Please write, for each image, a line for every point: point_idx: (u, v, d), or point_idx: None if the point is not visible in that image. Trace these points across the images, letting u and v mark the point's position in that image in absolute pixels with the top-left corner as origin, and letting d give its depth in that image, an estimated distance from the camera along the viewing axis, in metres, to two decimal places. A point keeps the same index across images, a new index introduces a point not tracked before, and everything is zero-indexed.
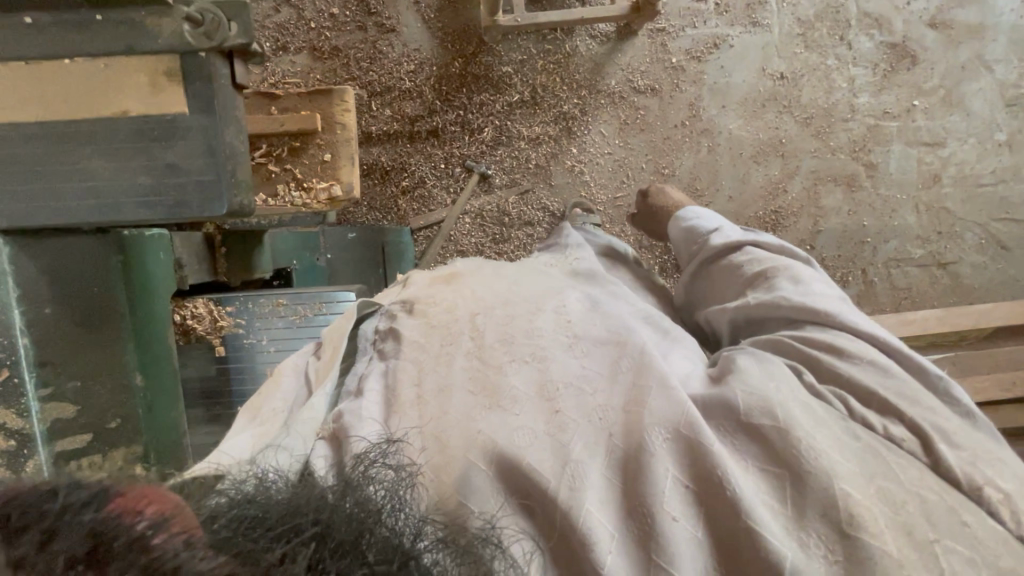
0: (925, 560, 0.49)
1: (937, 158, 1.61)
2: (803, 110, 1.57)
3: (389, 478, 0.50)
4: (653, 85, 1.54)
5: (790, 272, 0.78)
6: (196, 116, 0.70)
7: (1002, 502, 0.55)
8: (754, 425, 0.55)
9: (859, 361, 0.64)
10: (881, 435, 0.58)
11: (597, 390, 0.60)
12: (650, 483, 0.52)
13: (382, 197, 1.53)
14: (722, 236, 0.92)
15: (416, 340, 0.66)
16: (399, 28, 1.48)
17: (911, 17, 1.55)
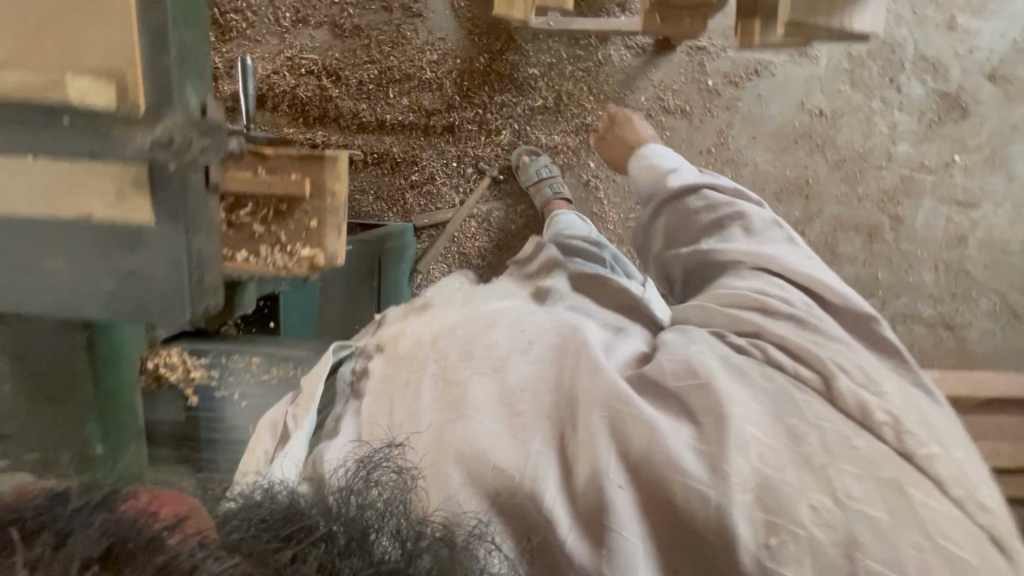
0: (816, 479, 0.58)
1: (968, 218, 1.54)
2: (836, 151, 1.50)
3: (391, 480, 0.57)
4: (684, 106, 1.47)
5: (743, 220, 0.94)
6: (162, 225, 0.58)
7: (888, 424, 0.64)
8: (675, 391, 0.66)
9: (780, 309, 0.77)
10: (789, 373, 0.69)
11: (537, 375, 0.68)
12: (586, 446, 0.61)
13: (389, 188, 1.49)
14: (681, 178, 1.07)
15: (385, 373, 0.75)
16: (425, 14, 1.41)
17: (969, 66, 1.45)
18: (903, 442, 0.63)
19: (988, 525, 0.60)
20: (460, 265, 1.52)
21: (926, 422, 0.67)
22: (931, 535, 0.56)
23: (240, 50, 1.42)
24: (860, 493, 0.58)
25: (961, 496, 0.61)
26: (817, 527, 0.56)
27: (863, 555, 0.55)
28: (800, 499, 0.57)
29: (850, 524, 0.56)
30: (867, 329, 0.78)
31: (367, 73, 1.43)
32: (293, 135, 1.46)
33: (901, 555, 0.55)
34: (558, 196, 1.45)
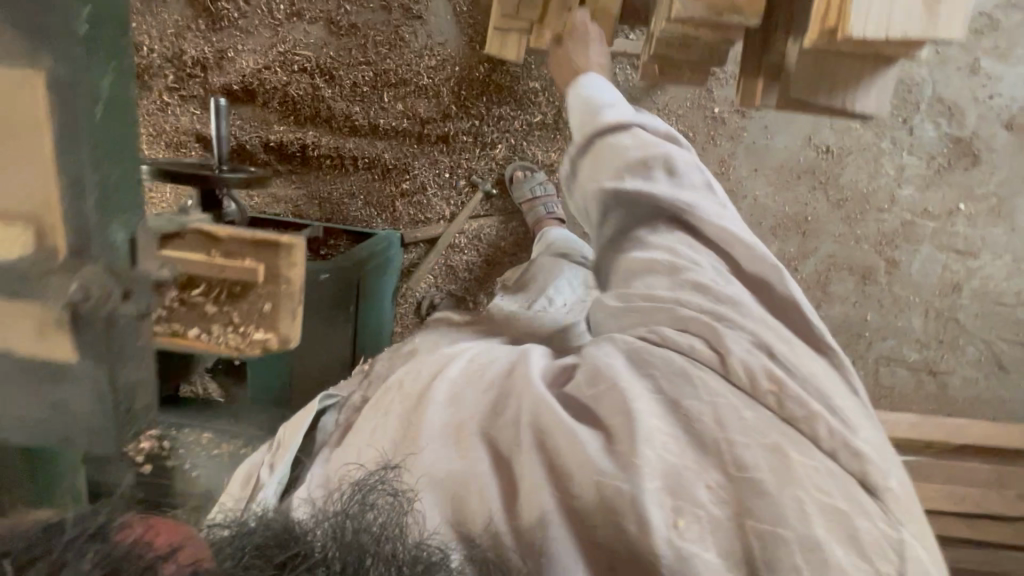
0: (709, 458, 0.60)
1: (965, 267, 1.52)
2: (839, 190, 1.46)
3: (385, 505, 0.57)
4: (687, 133, 1.42)
5: (666, 164, 0.83)
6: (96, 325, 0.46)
7: (773, 390, 0.64)
8: (586, 396, 0.67)
9: (689, 275, 0.75)
10: (682, 353, 0.68)
11: (462, 391, 0.71)
12: (513, 462, 0.64)
13: (379, 194, 1.46)
14: (613, 112, 0.92)
15: (360, 423, 0.74)
16: (425, 16, 1.35)
17: (987, 112, 1.40)
18: (787, 407, 0.63)
19: (863, 470, 0.61)
20: (447, 280, 1.50)
21: (814, 377, 0.67)
22: (813, 496, 0.58)
23: (231, 40, 1.35)
24: (751, 463, 0.59)
25: (837, 446, 0.62)
26: (712, 504, 0.58)
27: (751, 521, 0.57)
28: (699, 483, 0.59)
29: (738, 492, 0.58)
30: (773, 285, 0.76)
31: (362, 75, 1.38)
32: (284, 133, 1.42)
33: (783, 511, 0.57)
34: (551, 216, 1.42)
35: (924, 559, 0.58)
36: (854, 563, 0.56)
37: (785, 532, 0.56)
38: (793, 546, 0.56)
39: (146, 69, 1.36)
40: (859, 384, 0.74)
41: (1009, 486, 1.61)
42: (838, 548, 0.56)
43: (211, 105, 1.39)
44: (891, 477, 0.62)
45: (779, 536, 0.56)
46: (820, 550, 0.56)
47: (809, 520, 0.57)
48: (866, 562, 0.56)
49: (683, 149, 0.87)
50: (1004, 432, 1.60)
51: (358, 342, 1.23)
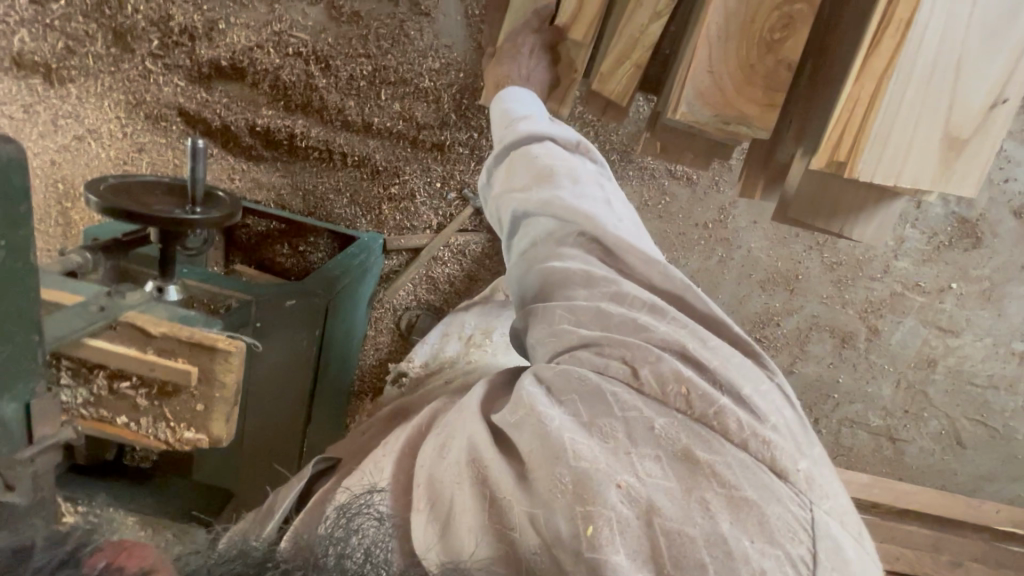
0: (615, 457, 0.48)
1: (944, 344, 1.51)
2: (834, 253, 1.43)
3: (370, 532, 0.47)
4: (690, 175, 1.37)
5: (574, 179, 0.70)
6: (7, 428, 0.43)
7: (682, 387, 0.52)
8: (509, 425, 0.53)
9: (598, 294, 0.61)
10: (594, 370, 0.55)
11: (393, 449, 0.62)
12: (442, 488, 0.52)
13: (366, 194, 1.41)
14: (523, 123, 0.76)
15: (335, 480, 0.65)
16: (433, 14, 1.26)
17: (998, 197, 1.35)
18: (698, 404, 0.52)
19: (772, 456, 0.50)
20: (426, 290, 1.48)
21: (726, 367, 0.55)
22: (716, 489, 0.47)
23: (223, 11, 1.25)
24: (655, 469, 0.48)
25: (748, 437, 0.50)
26: (624, 506, 0.46)
27: (658, 520, 0.46)
28: (607, 483, 0.47)
29: (649, 493, 0.47)
30: (676, 296, 0.64)
31: (359, 70, 1.29)
32: (272, 119, 1.34)
33: (689, 510, 0.46)
34: None
35: (844, 541, 0.48)
36: (763, 552, 0.45)
37: (692, 532, 0.45)
38: (699, 544, 0.45)
39: (129, 31, 1.26)
40: (773, 366, 0.61)
41: (941, 552, 1.68)
42: (744, 537, 0.45)
43: (198, 79, 1.31)
44: (802, 459, 0.52)
45: (685, 536, 0.45)
46: (727, 545, 0.45)
47: (714, 516, 0.46)
48: (776, 549, 0.46)
49: (594, 166, 0.75)
50: (947, 502, 1.65)
51: (326, 355, 1.15)
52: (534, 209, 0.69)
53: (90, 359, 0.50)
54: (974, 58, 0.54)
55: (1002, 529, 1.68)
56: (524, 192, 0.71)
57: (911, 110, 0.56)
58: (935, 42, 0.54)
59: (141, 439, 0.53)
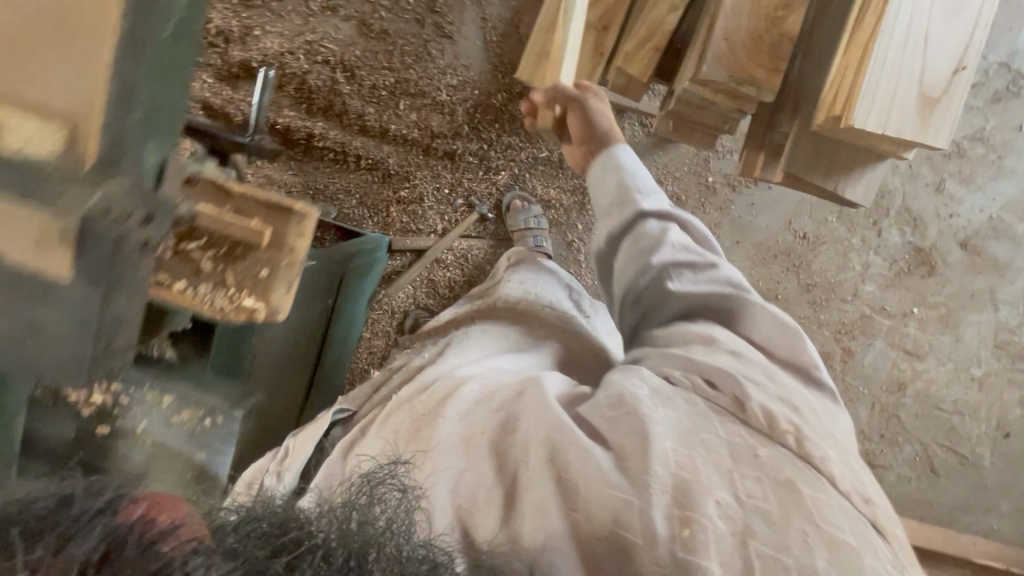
0: (722, 478, 0.63)
1: (912, 368, 1.61)
2: (809, 275, 1.56)
3: (393, 502, 0.57)
4: (680, 195, 1.50)
5: (704, 271, 0.89)
6: (76, 287, 0.37)
7: (792, 433, 0.69)
8: (605, 417, 0.71)
9: (721, 350, 0.78)
10: (705, 395, 0.73)
11: (448, 414, 0.75)
12: (509, 461, 0.68)
13: (375, 196, 1.46)
14: (651, 201, 0.93)
15: (387, 439, 0.75)
16: (455, 37, 1.40)
17: (945, 230, 1.53)
18: (806, 447, 0.68)
19: (874, 515, 0.66)
20: (426, 293, 1.50)
21: (828, 432, 0.73)
22: (820, 529, 0.60)
23: (260, 19, 1.34)
24: (756, 493, 0.62)
25: (850, 490, 0.66)
26: (719, 519, 0.60)
27: (754, 543, 0.59)
28: (707, 496, 0.61)
29: (745, 515, 0.61)
30: (801, 366, 0.81)
31: (381, 80, 1.40)
32: (292, 119, 1.40)
33: (786, 538, 0.59)
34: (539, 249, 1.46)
35: None
36: None
37: (783, 556, 0.58)
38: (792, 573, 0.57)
39: None
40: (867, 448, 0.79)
41: None
42: None
43: (225, 77, 1.36)
44: (896, 532, 0.68)
45: (780, 562, 0.57)
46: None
47: (812, 552, 0.58)
48: None
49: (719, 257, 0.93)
50: (927, 533, 1.67)
51: (331, 338, 1.14)
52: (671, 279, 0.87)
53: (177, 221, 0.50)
54: (937, 30, 0.68)
55: (979, 562, 1.70)
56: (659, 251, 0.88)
57: (895, 69, 0.67)
58: (908, 16, 0.67)
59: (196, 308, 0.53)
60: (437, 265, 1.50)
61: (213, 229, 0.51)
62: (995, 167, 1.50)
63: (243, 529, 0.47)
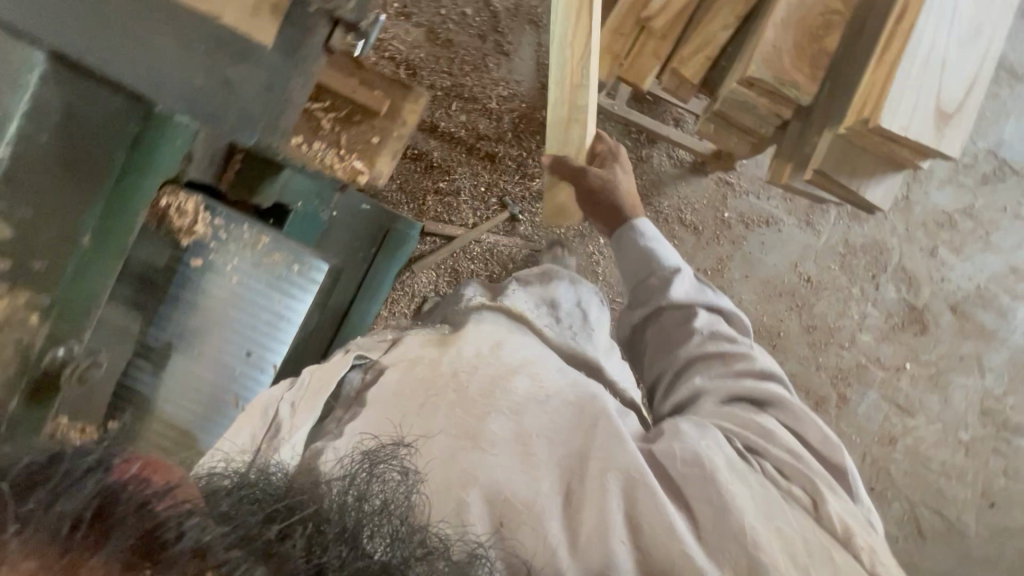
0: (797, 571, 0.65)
1: (902, 422, 1.66)
2: (810, 317, 1.64)
3: (393, 480, 0.59)
4: (697, 225, 1.61)
5: (740, 359, 0.91)
6: (273, 55, 0.78)
7: (867, 550, 0.69)
8: (680, 474, 0.70)
9: (780, 442, 0.78)
10: (779, 484, 0.73)
11: (501, 410, 0.72)
12: (580, 491, 0.67)
13: (415, 184, 1.53)
14: (680, 286, 1.00)
15: (424, 416, 0.71)
16: (512, 56, 1.56)
17: (937, 292, 1.65)
18: (876, 565, 0.69)
19: None
20: (447, 281, 1.56)
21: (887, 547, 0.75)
22: None
23: None
24: None
25: None
26: None
27: None
28: None
29: None
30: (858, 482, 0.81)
31: (439, 82, 1.52)
32: None
33: None
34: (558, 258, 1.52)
35: None
36: None
37: None
38: None
39: None
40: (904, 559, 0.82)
41: None
42: None
43: None
44: None
45: None
46: None
47: None
48: None
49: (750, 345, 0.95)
50: None
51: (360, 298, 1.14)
52: (713, 367, 0.91)
53: (327, 84, 0.98)
54: (952, 62, 0.82)
55: None
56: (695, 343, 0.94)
57: (917, 84, 0.80)
58: (928, 45, 0.81)
59: (323, 157, 0.99)
60: (462, 257, 1.57)
61: (351, 95, 0.99)
62: (983, 241, 1.65)
63: (237, 496, 0.51)
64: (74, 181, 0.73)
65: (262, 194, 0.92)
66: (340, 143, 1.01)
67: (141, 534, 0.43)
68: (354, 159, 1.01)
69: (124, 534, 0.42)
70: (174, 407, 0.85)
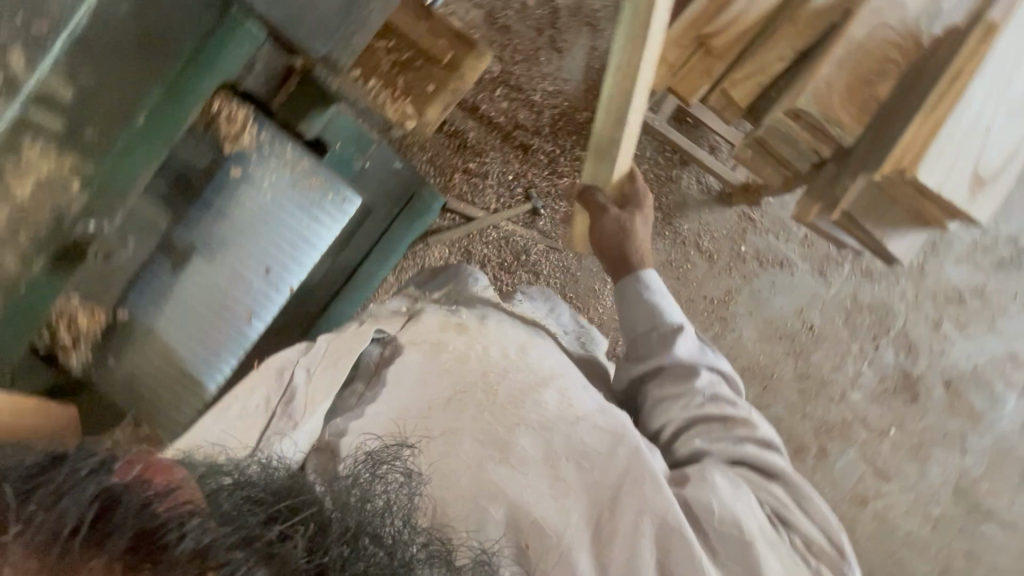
0: None
1: (875, 486, 1.66)
2: (805, 365, 1.65)
3: (397, 483, 0.66)
4: (713, 253, 1.62)
5: (740, 425, 0.90)
6: None
7: None
8: (713, 528, 0.74)
9: (802, 511, 0.83)
10: (802, 552, 0.79)
11: (529, 429, 0.77)
12: (619, 530, 0.71)
13: (445, 160, 1.54)
14: (682, 344, 0.97)
15: (454, 427, 0.76)
16: (564, 53, 1.56)
17: (933, 364, 1.65)
18: None
19: None
20: (458, 260, 1.57)
21: None
22: None
23: None
24: None
25: None
26: None
27: None
28: None
29: None
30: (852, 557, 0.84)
31: (488, 66, 1.53)
32: None
33: None
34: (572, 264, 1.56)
35: None
36: None
37: None
38: None
39: None
40: None
41: None
42: None
43: None
44: None
45: None
46: None
47: None
48: None
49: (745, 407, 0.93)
50: None
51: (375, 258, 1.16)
52: (717, 426, 0.90)
53: (398, 25, 1.04)
54: (996, 130, 0.84)
55: None
56: (694, 403, 0.93)
57: (960, 146, 0.82)
58: (977, 109, 0.83)
59: (377, 93, 1.06)
60: (477, 239, 1.58)
61: (416, 41, 1.04)
62: (988, 323, 1.66)
63: (239, 493, 0.56)
64: (146, 62, 0.87)
65: (301, 129, 0.99)
66: (397, 85, 1.08)
67: (140, 531, 0.48)
68: (406, 101, 1.08)
69: (124, 531, 0.48)
70: (180, 314, 0.93)
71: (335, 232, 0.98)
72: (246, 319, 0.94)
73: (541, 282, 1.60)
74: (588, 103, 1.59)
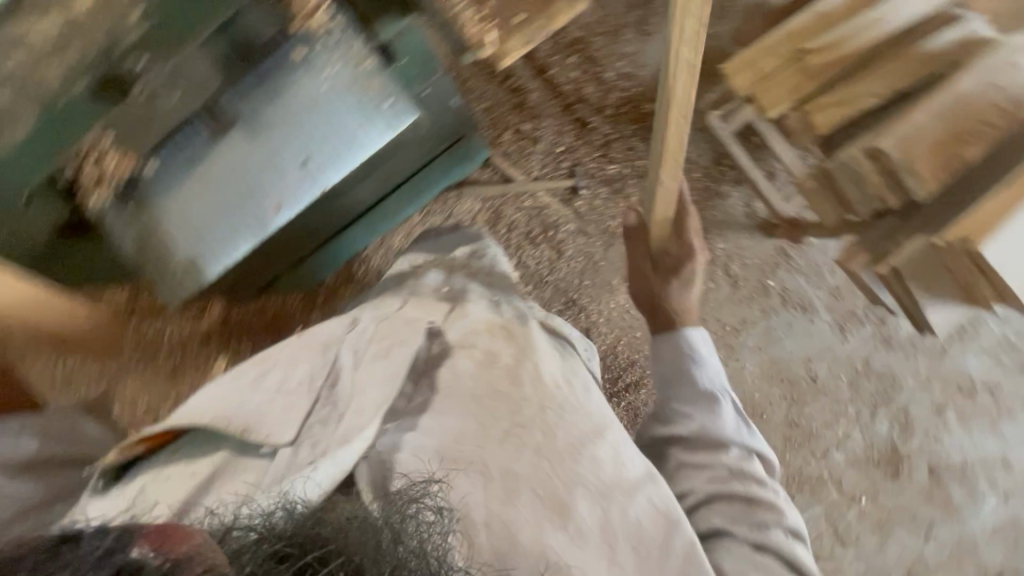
0: None
1: (831, 549, 1.64)
2: (798, 414, 1.62)
3: (433, 518, 0.63)
4: (739, 279, 1.59)
5: (768, 510, 0.87)
6: None
7: None
8: None
9: None
10: None
11: (581, 493, 0.77)
12: None
13: (500, 114, 1.50)
14: (721, 410, 0.96)
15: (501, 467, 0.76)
16: (648, 39, 1.52)
17: (925, 448, 1.62)
18: None
19: None
20: (485, 218, 1.53)
21: None
22: None
23: None
24: None
25: None
26: None
27: None
28: None
29: None
30: None
31: (569, 31, 1.50)
32: None
33: None
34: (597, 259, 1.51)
35: None
36: None
37: None
38: None
39: None
40: None
41: None
42: None
43: None
44: None
45: None
46: None
47: None
48: None
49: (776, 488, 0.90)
50: None
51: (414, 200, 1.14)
52: (747, 504, 0.88)
53: None
54: None
55: None
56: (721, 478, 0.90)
57: None
58: None
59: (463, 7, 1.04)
60: (509, 202, 1.54)
61: None
62: (991, 423, 1.62)
63: (264, 548, 0.50)
64: None
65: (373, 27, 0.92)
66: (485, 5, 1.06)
67: None
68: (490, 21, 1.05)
69: None
70: (205, 190, 0.90)
71: (386, 143, 0.93)
72: (273, 210, 0.90)
73: (561, 262, 1.56)
74: (658, 95, 1.54)
